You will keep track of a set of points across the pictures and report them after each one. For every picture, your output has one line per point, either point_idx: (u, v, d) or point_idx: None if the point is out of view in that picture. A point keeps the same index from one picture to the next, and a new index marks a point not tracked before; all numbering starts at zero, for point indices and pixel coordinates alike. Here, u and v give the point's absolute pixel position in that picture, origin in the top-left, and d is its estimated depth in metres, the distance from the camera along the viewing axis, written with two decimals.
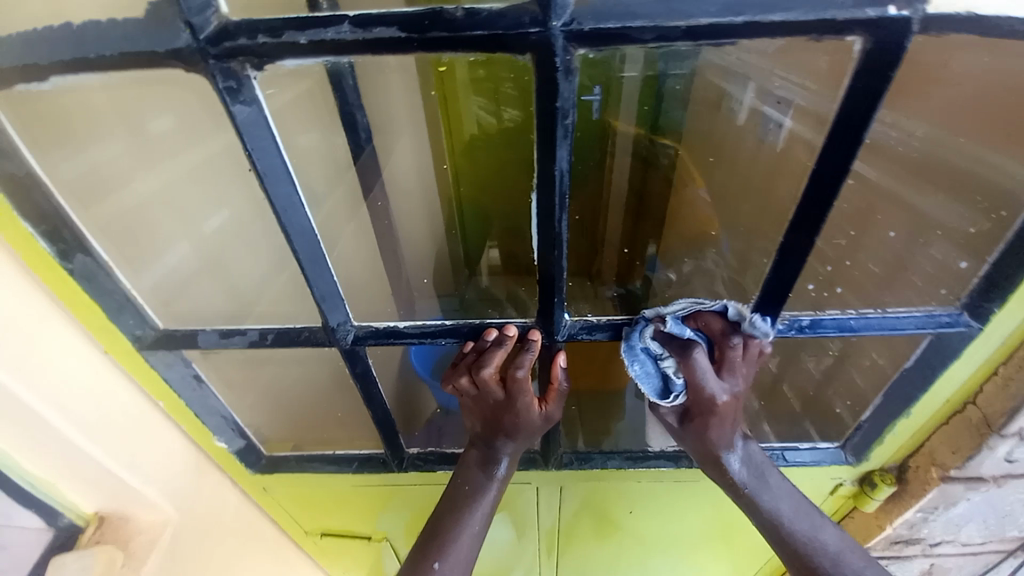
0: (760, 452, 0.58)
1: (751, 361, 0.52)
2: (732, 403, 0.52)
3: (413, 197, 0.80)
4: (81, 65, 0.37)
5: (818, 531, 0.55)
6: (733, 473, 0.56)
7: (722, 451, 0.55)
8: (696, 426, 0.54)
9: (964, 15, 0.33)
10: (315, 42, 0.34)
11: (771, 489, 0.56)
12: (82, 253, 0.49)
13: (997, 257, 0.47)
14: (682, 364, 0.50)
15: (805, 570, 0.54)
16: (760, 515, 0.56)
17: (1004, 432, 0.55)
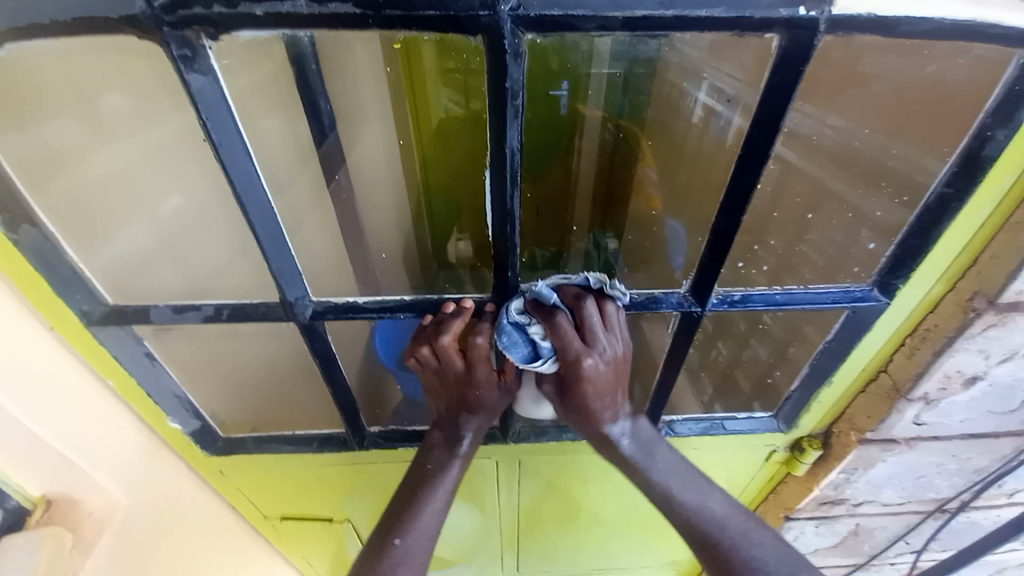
0: (648, 427, 0.61)
1: (612, 325, 0.54)
2: (602, 369, 0.53)
3: (380, 184, 0.78)
4: (35, 31, 0.37)
5: (706, 499, 0.58)
6: (620, 447, 0.59)
7: (605, 423, 0.58)
8: (574, 396, 0.56)
9: (866, 16, 0.37)
10: (273, 14, 0.35)
11: (658, 460, 0.59)
12: (29, 223, 0.47)
13: (902, 238, 0.53)
14: (548, 328, 0.53)
15: (694, 534, 0.56)
16: (651, 488, 0.58)
17: (910, 396, 0.62)
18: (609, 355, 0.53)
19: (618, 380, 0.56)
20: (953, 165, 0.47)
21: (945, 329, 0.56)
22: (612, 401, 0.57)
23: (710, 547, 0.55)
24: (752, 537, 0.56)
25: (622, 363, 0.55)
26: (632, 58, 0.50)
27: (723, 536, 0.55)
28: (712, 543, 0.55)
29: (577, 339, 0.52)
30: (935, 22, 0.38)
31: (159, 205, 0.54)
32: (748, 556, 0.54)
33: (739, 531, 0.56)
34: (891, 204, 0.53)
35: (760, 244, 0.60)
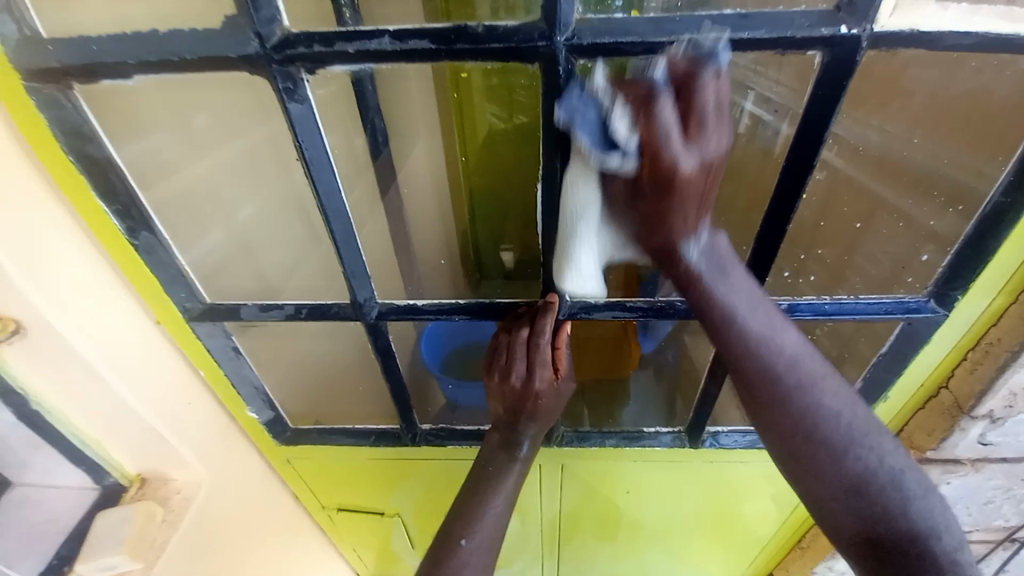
0: (728, 246, 0.49)
1: (723, 113, 0.40)
2: (697, 176, 0.41)
3: (425, 198, 0.85)
4: (164, 66, 0.43)
5: (779, 334, 0.48)
6: (688, 264, 0.47)
7: (681, 240, 0.46)
8: (653, 206, 0.44)
9: (908, 31, 0.38)
10: (362, 51, 0.40)
11: (729, 282, 0.48)
12: (147, 230, 0.54)
13: (958, 248, 0.52)
14: (643, 116, 0.39)
15: (758, 366, 0.48)
16: (711, 313, 0.48)
17: (974, 414, 0.60)
18: (710, 160, 0.41)
19: (711, 195, 0.44)
20: (1009, 173, 0.46)
21: (1009, 342, 0.54)
22: (697, 218, 0.45)
23: (781, 388, 0.47)
24: (826, 386, 0.48)
25: (720, 167, 0.43)
26: None
27: (789, 374, 0.47)
28: (780, 386, 0.47)
29: (677, 138, 0.39)
30: (979, 35, 0.39)
31: (234, 215, 0.63)
32: (811, 403, 0.47)
33: (813, 372, 0.48)
34: (946, 213, 0.52)
35: (808, 254, 0.60)
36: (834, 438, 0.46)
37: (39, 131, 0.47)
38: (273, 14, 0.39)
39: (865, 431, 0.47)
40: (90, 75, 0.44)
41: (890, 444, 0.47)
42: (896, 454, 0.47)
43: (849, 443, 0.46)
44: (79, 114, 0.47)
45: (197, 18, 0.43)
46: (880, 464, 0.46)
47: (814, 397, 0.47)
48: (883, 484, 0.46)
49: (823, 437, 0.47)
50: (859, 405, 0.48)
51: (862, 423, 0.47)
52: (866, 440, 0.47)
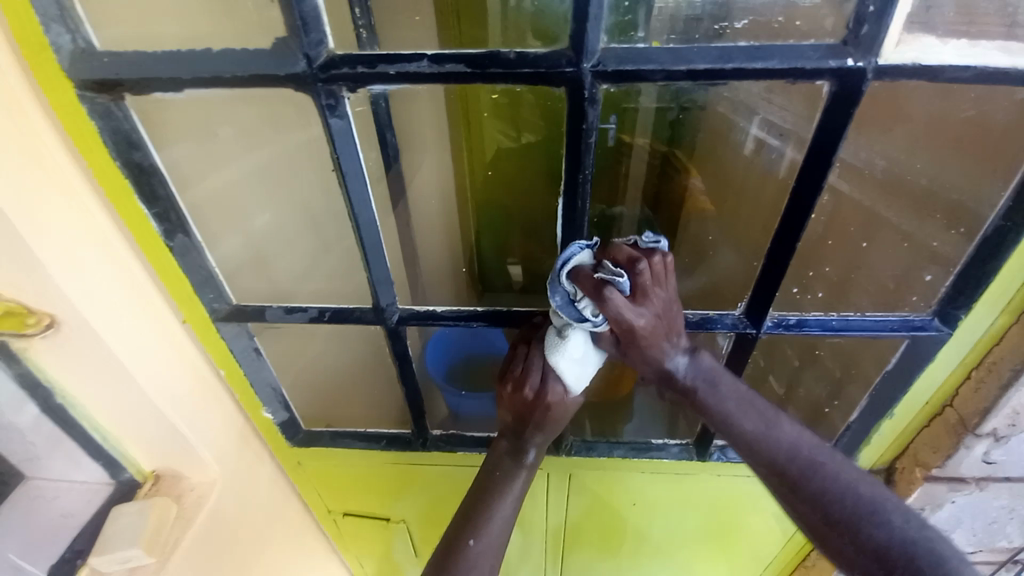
0: (712, 361, 0.57)
1: (663, 277, 0.51)
2: (653, 321, 0.51)
3: (430, 211, 0.78)
4: (215, 81, 0.46)
5: (772, 427, 0.53)
6: (678, 377, 0.56)
7: (663, 357, 0.55)
8: (632, 351, 0.55)
9: (912, 64, 0.41)
10: (402, 72, 0.44)
11: (718, 388, 0.55)
12: (183, 233, 0.58)
13: (960, 268, 0.55)
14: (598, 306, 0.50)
15: (757, 456, 0.53)
16: (709, 417, 0.56)
17: (977, 431, 0.61)
18: (662, 310, 0.51)
19: (676, 325, 0.54)
20: (1009, 198, 0.50)
21: (1011, 362, 0.56)
22: (668, 340, 0.55)
23: (784, 474, 0.51)
24: (831, 465, 0.51)
25: (676, 313, 0.53)
26: (683, 95, 0.50)
27: (792, 466, 0.51)
28: (786, 473, 0.51)
29: (631, 310, 0.49)
30: (978, 68, 0.41)
31: (249, 223, 0.64)
32: (822, 486, 0.50)
33: (813, 455, 0.52)
34: (948, 235, 0.55)
35: (815, 271, 0.61)
36: (844, 512, 0.48)
37: (90, 139, 0.50)
38: (321, 37, 0.43)
39: (878, 506, 0.48)
40: (143, 86, 0.47)
41: (909, 517, 0.47)
42: (923, 526, 0.47)
43: (862, 519, 0.48)
44: (128, 122, 0.50)
45: (243, 31, 0.46)
46: (894, 536, 0.46)
47: (818, 480, 0.50)
48: (905, 557, 0.45)
49: (835, 515, 0.48)
50: (875, 484, 0.50)
51: (870, 498, 0.48)
52: (882, 517, 0.47)
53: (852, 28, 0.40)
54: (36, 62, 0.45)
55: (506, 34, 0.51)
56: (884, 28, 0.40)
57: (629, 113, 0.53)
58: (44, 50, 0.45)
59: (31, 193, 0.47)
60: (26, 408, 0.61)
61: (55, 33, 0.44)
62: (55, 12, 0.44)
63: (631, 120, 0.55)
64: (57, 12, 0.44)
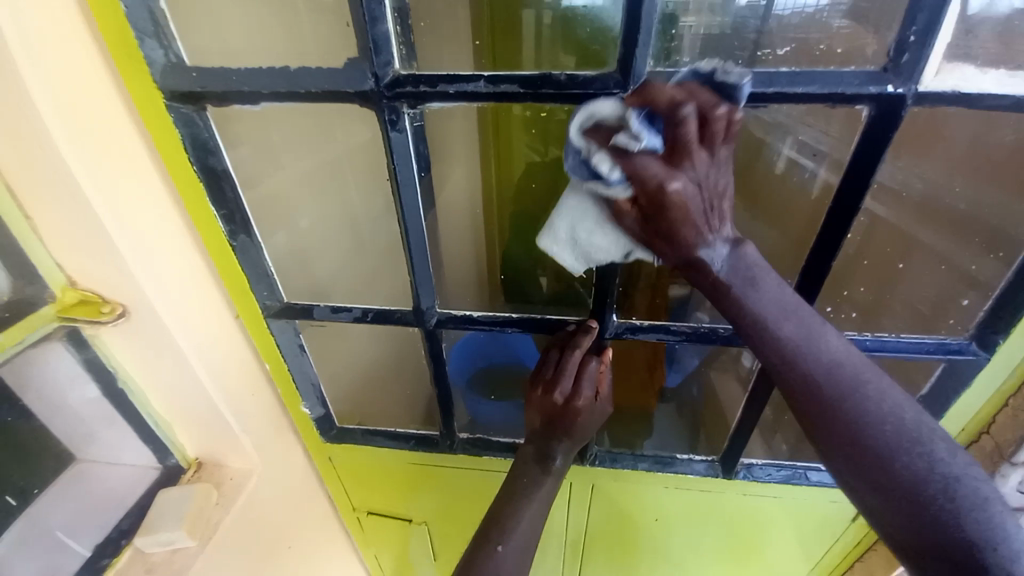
0: (757, 254, 0.46)
1: (711, 134, 0.42)
2: (690, 185, 0.43)
3: (458, 220, 0.75)
4: (289, 94, 0.50)
5: (815, 338, 0.44)
6: (715, 273, 0.46)
7: (696, 245, 0.46)
8: (660, 226, 0.45)
9: (952, 92, 0.42)
10: (460, 92, 0.48)
11: (760, 288, 0.45)
12: (245, 234, 0.62)
13: (999, 291, 0.55)
14: (620, 158, 0.43)
15: (793, 372, 0.44)
16: (742, 322, 0.46)
17: (1015, 460, 0.59)
18: (706, 180, 0.43)
19: (721, 200, 0.45)
20: None
21: None
22: (707, 223, 0.45)
23: (819, 394, 0.43)
24: (876, 384, 0.43)
25: (720, 187, 0.44)
26: None
27: (827, 384, 0.43)
28: (820, 395, 0.43)
29: (663, 170, 0.42)
30: (1019, 97, 0.42)
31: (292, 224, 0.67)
32: (859, 408, 0.42)
33: (857, 373, 0.43)
34: (986, 259, 0.55)
35: (850, 291, 0.61)
36: (881, 439, 0.41)
37: (173, 145, 0.55)
38: (389, 58, 0.47)
39: (922, 438, 0.41)
40: (225, 99, 0.52)
41: (956, 453, 0.40)
42: (967, 466, 0.40)
43: (901, 450, 0.40)
44: (207, 130, 0.55)
45: (326, 53, 0.51)
46: (935, 469, 0.40)
47: (857, 404, 0.42)
48: (943, 501, 0.39)
49: (869, 444, 0.41)
50: (922, 412, 0.42)
51: (915, 427, 0.41)
52: (928, 450, 0.40)
53: (893, 56, 0.42)
54: (133, 76, 0.50)
55: (545, 55, 0.54)
56: (924, 57, 0.41)
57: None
58: (139, 62, 0.50)
59: (117, 194, 0.52)
60: (88, 389, 0.65)
61: (150, 47, 0.49)
62: (150, 28, 0.49)
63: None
64: (152, 29, 0.49)
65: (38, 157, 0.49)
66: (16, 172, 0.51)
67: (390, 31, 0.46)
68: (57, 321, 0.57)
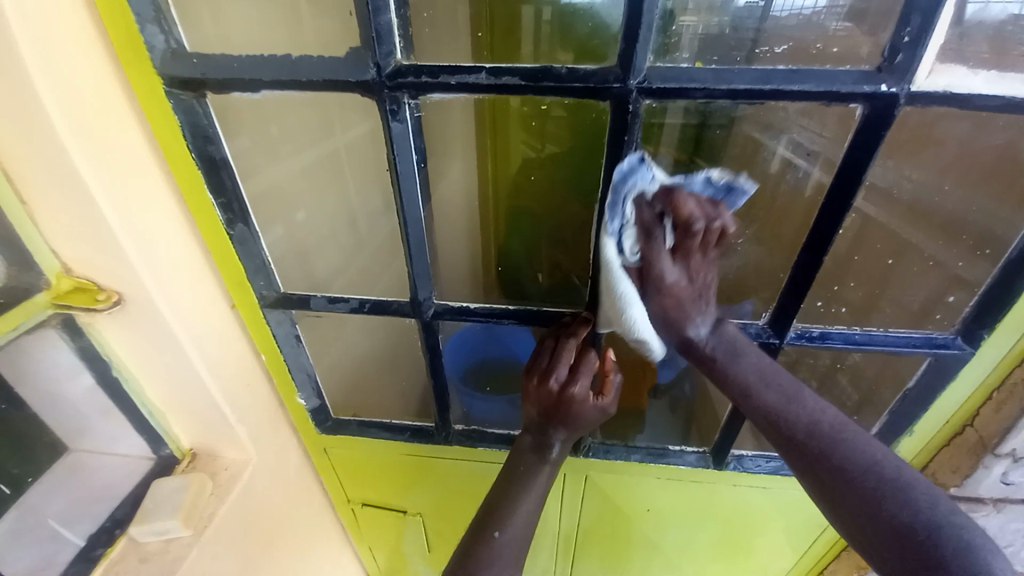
0: (737, 331, 0.58)
1: (714, 246, 0.53)
2: (684, 283, 0.54)
3: (457, 218, 0.75)
4: (290, 84, 0.50)
5: (795, 399, 0.52)
6: (701, 346, 0.57)
7: (687, 324, 0.56)
8: (659, 301, 0.55)
9: (943, 91, 0.43)
10: (462, 83, 0.48)
11: (744, 359, 0.55)
12: (243, 223, 0.62)
13: (987, 287, 0.56)
14: (647, 242, 0.53)
15: (778, 430, 0.52)
16: (729, 386, 0.55)
17: (998, 452, 0.61)
18: (697, 276, 0.54)
19: (705, 293, 0.56)
20: None
21: None
22: (695, 306, 0.56)
23: (805, 449, 0.49)
24: (855, 440, 0.48)
25: (708, 281, 0.56)
26: (707, 116, 0.52)
27: (809, 440, 0.49)
28: (802, 450, 0.50)
29: (668, 265, 0.53)
30: (1008, 97, 0.43)
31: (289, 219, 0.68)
32: (839, 462, 0.47)
33: (835, 430, 0.49)
34: (972, 255, 0.56)
35: (840, 286, 0.62)
36: (862, 487, 0.45)
37: (172, 134, 0.54)
38: (391, 48, 0.47)
39: (903, 483, 0.45)
40: (225, 87, 0.51)
41: (936, 500, 0.43)
42: (955, 513, 0.43)
43: (883, 498, 0.44)
44: (207, 118, 0.55)
45: (330, 44, 0.51)
46: (916, 515, 0.43)
47: (838, 456, 0.48)
48: (930, 541, 0.41)
49: (855, 493, 0.46)
50: (902, 465, 0.46)
51: (896, 476, 0.45)
52: (907, 497, 0.44)
53: (887, 56, 0.43)
54: (133, 61, 0.50)
55: (544, 47, 0.55)
56: (918, 56, 0.42)
57: (654, 129, 0.53)
58: (141, 50, 0.49)
59: (116, 182, 0.52)
60: (83, 379, 0.65)
61: (150, 33, 0.49)
62: (150, 13, 0.48)
63: (657, 136, 0.54)
64: (152, 14, 0.48)
65: (35, 145, 0.49)
66: (13, 159, 0.50)
67: (393, 21, 0.46)
68: (51, 308, 0.57)
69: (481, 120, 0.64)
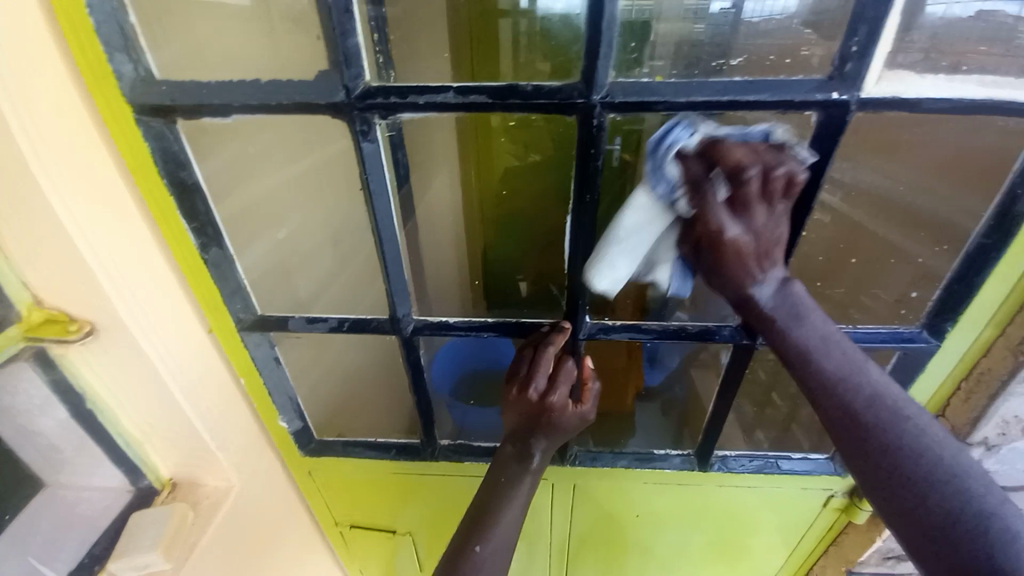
0: (804, 292, 0.52)
1: (776, 196, 0.48)
2: (747, 240, 0.49)
3: (440, 226, 0.77)
4: (261, 107, 0.50)
5: (858, 372, 0.48)
6: (762, 306, 0.51)
7: (750, 283, 0.51)
8: (716, 260, 0.51)
9: (892, 97, 0.45)
10: (430, 102, 0.48)
11: (806, 324, 0.50)
12: (217, 246, 0.61)
13: (945, 284, 0.58)
14: (696, 196, 0.49)
15: (833, 400, 0.48)
16: (785, 351, 0.51)
17: (970, 440, 0.64)
18: (763, 230, 0.49)
19: (773, 253, 0.50)
20: (989, 218, 0.53)
21: (998, 372, 0.59)
22: (759, 265, 0.50)
23: (858, 423, 0.47)
24: (916, 419, 0.46)
25: (778, 236, 0.50)
26: None
27: (867, 414, 0.47)
28: (857, 423, 0.47)
29: (726, 217, 0.48)
30: (955, 101, 0.45)
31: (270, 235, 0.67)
32: (892, 441, 0.45)
33: (898, 407, 0.47)
34: (932, 251, 0.58)
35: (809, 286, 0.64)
36: (915, 470, 0.44)
37: (142, 160, 0.54)
38: (359, 70, 0.48)
39: (957, 468, 0.44)
40: (194, 112, 0.51)
41: (988, 488, 0.43)
42: (1004, 503, 0.42)
43: (934, 482, 0.44)
44: (177, 143, 0.54)
45: (297, 65, 0.51)
46: (967, 503, 0.42)
47: (895, 434, 0.46)
48: (976, 529, 0.42)
49: (904, 474, 0.45)
50: (959, 450, 0.45)
51: (952, 462, 0.44)
52: (960, 484, 0.43)
53: (838, 65, 0.45)
54: (100, 88, 0.49)
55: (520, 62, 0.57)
56: (865, 66, 0.44)
57: (634, 135, 0.54)
58: (108, 78, 0.49)
59: (84, 210, 0.51)
60: (56, 412, 0.63)
61: (119, 61, 0.49)
62: (119, 42, 0.48)
63: (637, 143, 0.54)
64: (121, 43, 0.48)
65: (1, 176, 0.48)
66: None
67: (359, 44, 0.47)
68: (23, 342, 0.56)
69: (462, 133, 0.64)
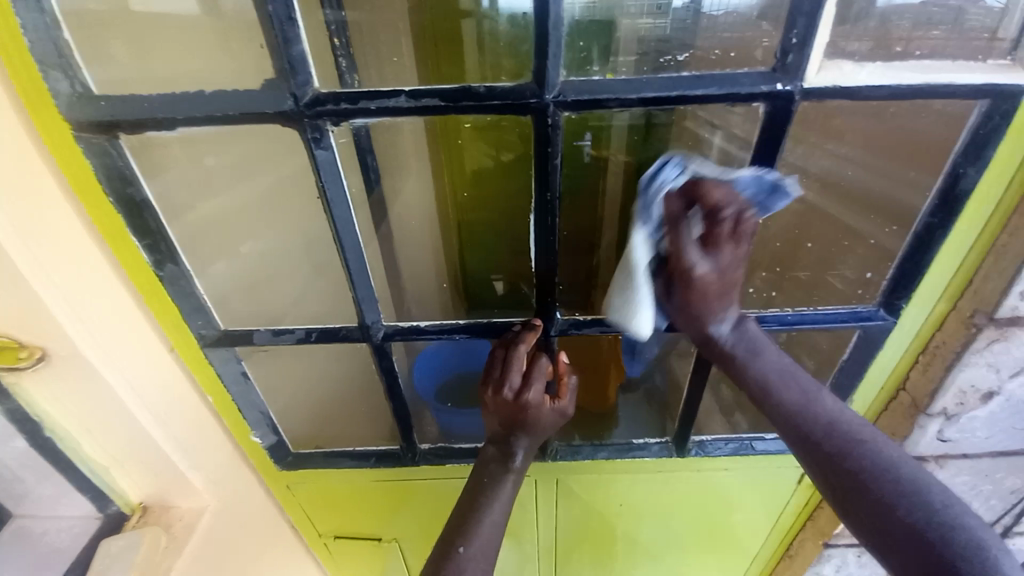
0: (757, 329, 0.61)
1: (742, 236, 0.54)
2: (712, 276, 0.55)
3: (415, 231, 0.74)
4: (211, 118, 0.49)
5: (812, 401, 0.57)
6: (722, 339, 0.60)
7: (710, 322, 0.59)
8: (684, 294, 0.57)
9: (832, 87, 0.47)
10: (381, 107, 0.48)
11: (762, 357, 0.59)
12: (173, 262, 0.60)
13: (897, 262, 0.60)
14: (674, 230, 0.54)
15: (797, 428, 0.56)
16: (748, 383, 0.59)
17: (929, 411, 0.66)
18: (725, 267, 0.55)
19: (731, 296, 0.58)
20: (934, 197, 0.55)
21: (952, 344, 0.62)
22: (720, 304, 0.58)
23: (819, 446, 0.54)
24: (872, 441, 0.53)
25: (736, 272, 0.57)
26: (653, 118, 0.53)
27: (826, 438, 0.54)
28: (821, 446, 0.54)
29: (698, 254, 0.54)
30: (892, 87, 0.47)
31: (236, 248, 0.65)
32: (854, 459, 0.52)
33: (852, 430, 0.54)
34: (883, 231, 0.60)
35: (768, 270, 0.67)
36: (879, 483, 0.50)
37: (87, 178, 0.52)
38: (307, 78, 0.47)
39: (919, 483, 0.49)
40: (139, 126, 0.49)
41: (949, 499, 0.48)
42: (964, 514, 0.47)
43: (899, 494, 0.49)
44: (122, 160, 0.52)
45: (242, 72, 0.49)
46: (931, 511, 0.47)
47: (854, 454, 0.52)
48: (942, 537, 0.46)
49: (871, 487, 0.50)
50: (915, 465, 0.51)
51: (912, 475, 0.50)
52: (921, 493, 0.48)
53: (780, 57, 0.46)
54: (38, 105, 0.47)
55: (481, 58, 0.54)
56: (806, 57, 0.46)
57: (602, 130, 0.55)
58: (44, 95, 0.47)
59: (26, 231, 0.49)
60: (13, 442, 0.60)
61: (54, 78, 0.47)
62: (54, 58, 0.46)
63: (606, 138, 0.57)
64: (56, 60, 0.46)
65: None
66: None
67: (306, 51, 0.46)
68: None
69: (432, 136, 0.61)
